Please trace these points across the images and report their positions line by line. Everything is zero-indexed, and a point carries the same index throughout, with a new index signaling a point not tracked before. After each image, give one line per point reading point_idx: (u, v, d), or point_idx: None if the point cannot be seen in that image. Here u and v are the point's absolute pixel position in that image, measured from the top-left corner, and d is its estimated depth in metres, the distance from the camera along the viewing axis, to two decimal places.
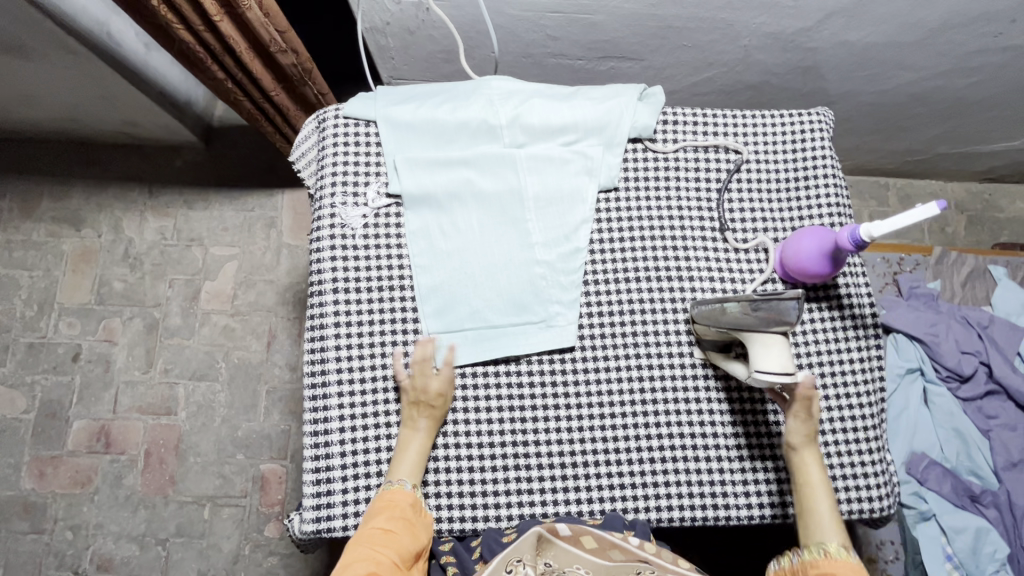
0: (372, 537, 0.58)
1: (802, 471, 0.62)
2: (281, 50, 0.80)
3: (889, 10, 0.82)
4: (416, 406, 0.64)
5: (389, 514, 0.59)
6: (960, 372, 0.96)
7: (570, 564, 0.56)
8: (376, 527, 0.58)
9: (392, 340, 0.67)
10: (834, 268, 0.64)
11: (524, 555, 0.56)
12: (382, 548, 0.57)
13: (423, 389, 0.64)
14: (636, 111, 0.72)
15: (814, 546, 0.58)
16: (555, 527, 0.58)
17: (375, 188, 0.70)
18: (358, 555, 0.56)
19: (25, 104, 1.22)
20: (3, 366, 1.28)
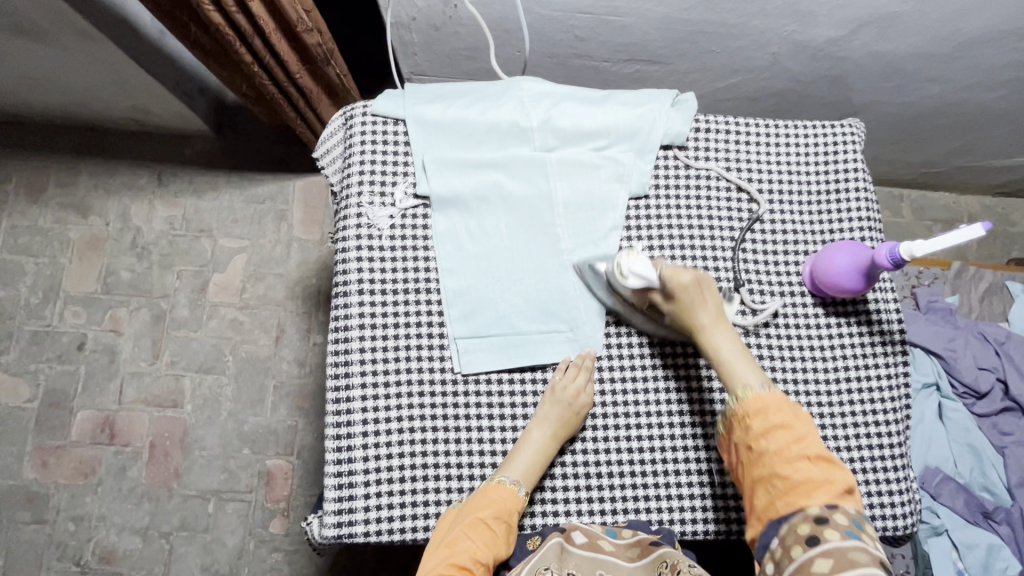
0: (473, 526, 0.58)
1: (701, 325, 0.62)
2: (308, 29, 0.79)
3: (923, 22, 0.81)
4: (567, 414, 0.63)
5: (501, 513, 0.59)
6: (976, 388, 0.96)
7: (593, 572, 0.58)
8: (485, 521, 0.58)
9: (416, 343, 0.66)
10: (868, 284, 0.64)
11: (550, 564, 0.58)
12: (480, 541, 0.57)
13: (568, 392, 0.64)
14: (669, 117, 0.72)
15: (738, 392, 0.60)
16: (572, 535, 0.60)
17: (402, 188, 0.69)
18: (458, 535, 0.57)
19: (36, 88, 1.20)
20: (7, 354, 1.26)
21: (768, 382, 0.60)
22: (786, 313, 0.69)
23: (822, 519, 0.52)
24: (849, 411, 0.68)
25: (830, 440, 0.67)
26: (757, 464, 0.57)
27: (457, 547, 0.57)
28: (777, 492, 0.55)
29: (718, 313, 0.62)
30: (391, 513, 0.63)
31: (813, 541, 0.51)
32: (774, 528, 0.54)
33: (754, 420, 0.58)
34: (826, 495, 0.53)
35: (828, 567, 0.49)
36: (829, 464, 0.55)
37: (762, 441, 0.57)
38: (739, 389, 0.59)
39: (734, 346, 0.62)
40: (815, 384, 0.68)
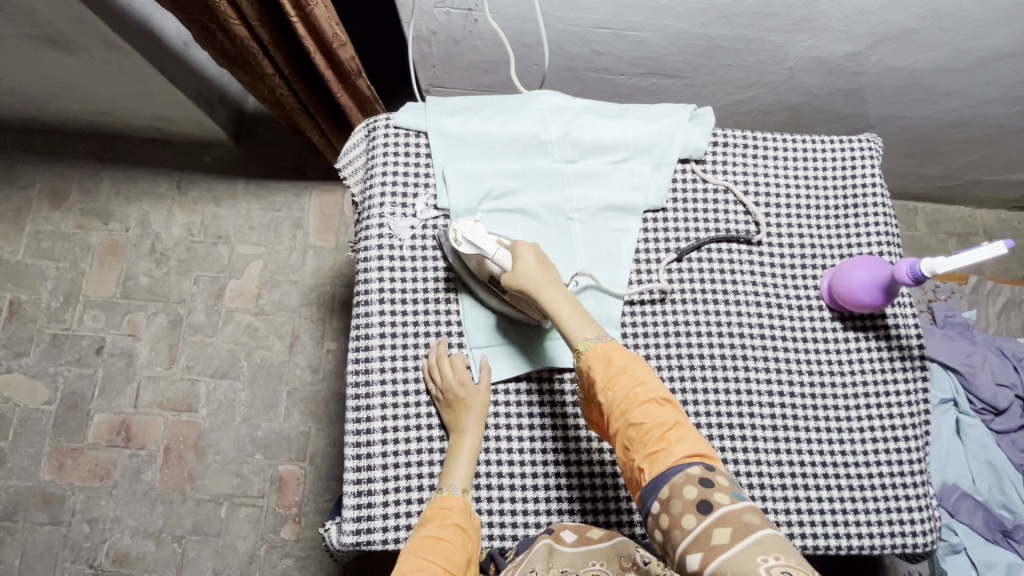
0: (422, 546, 0.57)
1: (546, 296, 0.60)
2: (343, 45, 0.80)
3: (941, 38, 0.81)
4: (451, 404, 0.64)
5: (442, 523, 0.58)
6: (995, 405, 0.95)
7: (584, 565, 0.57)
8: (427, 536, 0.57)
9: (426, 347, 0.68)
10: (888, 299, 0.64)
11: (537, 566, 0.57)
12: (433, 557, 0.56)
13: (451, 384, 0.64)
14: (687, 132, 0.72)
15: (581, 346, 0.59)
16: (562, 535, 0.60)
17: (423, 199, 0.70)
18: (410, 565, 0.55)
19: (61, 97, 1.23)
20: (28, 356, 1.28)
21: (606, 334, 0.60)
22: (803, 326, 0.70)
23: (706, 482, 0.50)
24: (867, 425, 0.68)
25: (848, 455, 0.67)
26: (612, 416, 0.56)
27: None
28: (639, 445, 0.54)
29: (553, 280, 0.61)
30: (408, 520, 0.64)
31: (705, 506, 0.48)
32: (652, 490, 0.52)
33: (597, 371, 0.57)
34: (685, 442, 0.53)
35: (728, 536, 0.45)
36: (672, 405, 0.55)
37: (622, 402, 0.55)
38: (578, 342, 0.59)
39: (567, 303, 0.60)
40: (832, 396, 0.68)
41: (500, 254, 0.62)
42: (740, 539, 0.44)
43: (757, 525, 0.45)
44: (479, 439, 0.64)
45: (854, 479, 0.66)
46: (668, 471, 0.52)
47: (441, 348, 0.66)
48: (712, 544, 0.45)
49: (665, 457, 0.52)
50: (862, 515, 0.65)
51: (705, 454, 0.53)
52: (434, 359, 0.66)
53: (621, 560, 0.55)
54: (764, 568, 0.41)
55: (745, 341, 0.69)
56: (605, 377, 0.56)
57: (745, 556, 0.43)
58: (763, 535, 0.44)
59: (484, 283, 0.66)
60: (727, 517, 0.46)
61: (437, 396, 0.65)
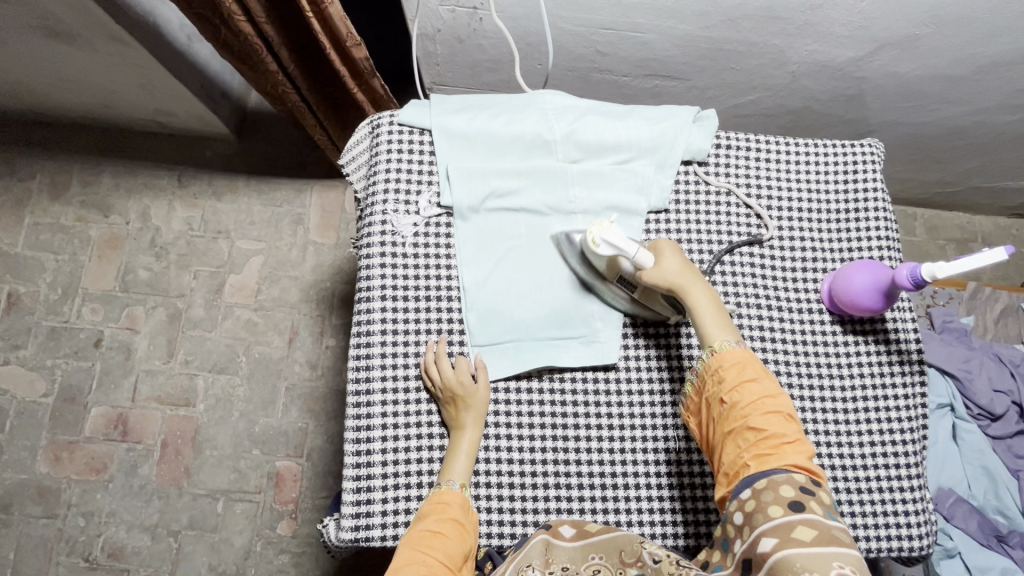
0: (419, 538, 0.57)
1: (693, 293, 0.61)
2: (356, 44, 0.80)
3: (943, 45, 0.81)
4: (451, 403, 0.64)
5: (439, 517, 0.59)
6: (992, 410, 0.96)
7: (585, 560, 0.58)
8: (425, 529, 0.58)
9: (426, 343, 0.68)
10: (888, 303, 0.65)
11: (533, 561, 0.58)
12: (429, 549, 0.56)
13: (455, 382, 0.64)
14: (691, 134, 0.73)
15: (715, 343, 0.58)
16: (560, 531, 0.60)
17: (427, 197, 0.70)
18: (408, 557, 0.55)
19: (63, 88, 1.22)
20: (25, 348, 1.28)
21: (744, 341, 0.59)
22: (803, 329, 0.70)
23: (808, 490, 0.50)
24: (865, 428, 0.68)
25: (846, 458, 0.67)
26: (730, 414, 0.55)
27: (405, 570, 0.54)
28: (749, 442, 0.54)
29: (697, 276, 0.62)
30: (407, 516, 0.64)
31: (796, 507, 0.49)
32: (748, 483, 0.52)
33: (728, 373, 0.56)
34: (800, 455, 0.53)
35: (810, 536, 0.46)
36: (797, 421, 0.55)
37: (747, 403, 0.55)
38: (714, 340, 0.58)
39: (709, 302, 0.60)
40: (831, 399, 0.68)
41: (640, 253, 0.62)
42: (820, 543, 0.45)
43: (848, 544, 0.46)
44: (478, 434, 0.64)
45: (852, 482, 0.66)
46: (772, 469, 0.52)
47: (440, 346, 0.66)
48: (793, 539, 0.47)
49: (772, 460, 0.52)
50: (859, 518, 0.66)
51: (815, 471, 0.53)
52: (432, 358, 0.66)
53: (622, 555, 0.57)
54: (836, 575, 0.43)
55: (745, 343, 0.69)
56: (734, 375, 0.56)
57: (823, 558, 0.44)
58: (844, 549, 0.45)
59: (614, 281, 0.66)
60: (820, 526, 0.47)
61: (435, 395, 0.65)
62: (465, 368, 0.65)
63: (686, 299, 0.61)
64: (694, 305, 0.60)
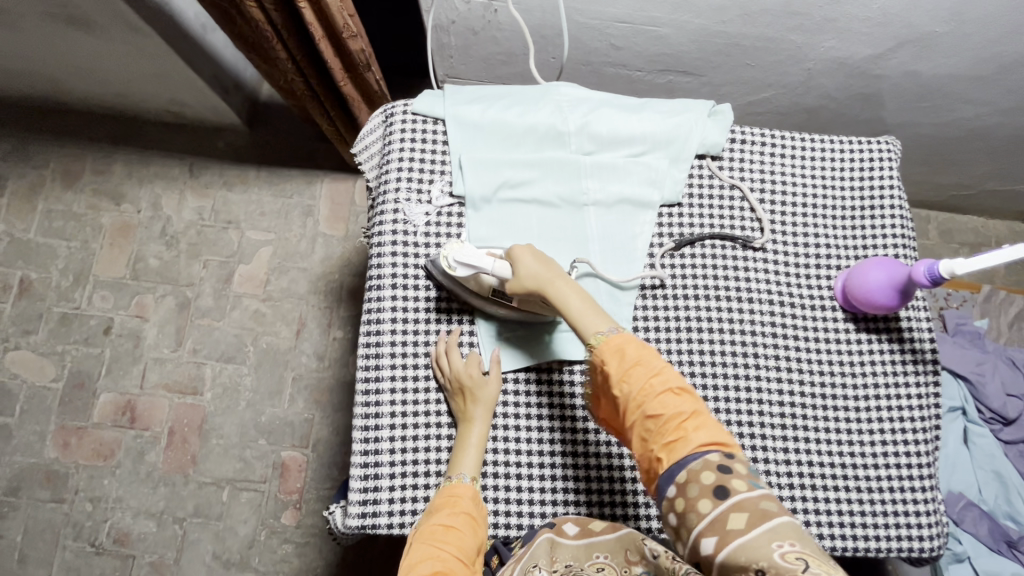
0: (433, 534, 0.56)
1: (557, 291, 0.60)
2: (353, 36, 0.80)
3: (964, 43, 0.80)
4: (460, 396, 0.64)
5: (452, 510, 0.58)
6: (1005, 414, 0.95)
7: (589, 557, 0.57)
8: (438, 524, 0.57)
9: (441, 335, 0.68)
10: (903, 300, 0.64)
11: (539, 561, 0.56)
12: (443, 545, 0.55)
13: (462, 375, 0.63)
14: (705, 128, 0.72)
15: (593, 339, 0.57)
16: (564, 528, 0.60)
17: (439, 186, 0.70)
18: (422, 554, 0.54)
19: (78, 76, 1.23)
20: (36, 334, 1.29)
21: (617, 326, 0.58)
22: (816, 326, 0.69)
23: (726, 468, 0.49)
24: (878, 427, 0.67)
25: (857, 456, 0.66)
26: (628, 409, 0.55)
27: (419, 568, 0.53)
28: (655, 435, 0.53)
29: (558, 273, 0.61)
30: (415, 505, 0.64)
31: (721, 492, 0.47)
32: (669, 477, 0.51)
33: (613, 365, 0.56)
34: (704, 431, 0.51)
35: (743, 522, 0.45)
36: (690, 394, 0.54)
37: (638, 392, 0.54)
38: (590, 337, 0.57)
39: (576, 296, 0.59)
40: (843, 397, 0.68)
41: (497, 265, 0.62)
42: (754, 526, 0.44)
43: (773, 515, 0.45)
44: (487, 428, 0.64)
45: (863, 480, 0.66)
46: (685, 458, 0.50)
47: (451, 337, 0.66)
48: (729, 529, 0.45)
49: (682, 446, 0.51)
50: (869, 518, 0.65)
51: (726, 441, 0.52)
52: (443, 350, 0.66)
53: (627, 554, 0.55)
54: (779, 554, 0.42)
55: (757, 339, 0.69)
56: (619, 362, 0.55)
57: (761, 542, 0.43)
58: (777, 522, 0.44)
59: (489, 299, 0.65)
60: (745, 505, 0.46)
61: (445, 387, 0.65)
62: (475, 360, 0.65)
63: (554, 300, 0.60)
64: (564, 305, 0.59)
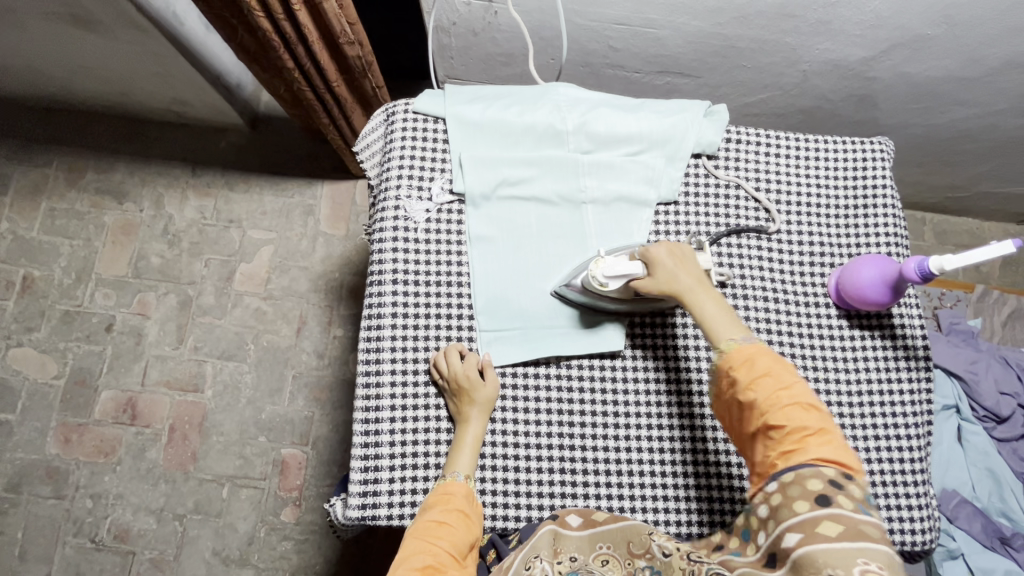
0: (426, 530, 0.57)
1: (692, 297, 0.61)
2: (349, 41, 0.82)
3: (954, 46, 0.82)
4: (458, 398, 0.64)
5: (444, 508, 0.59)
6: (998, 412, 0.96)
7: (592, 549, 0.59)
8: (431, 520, 0.58)
9: (446, 343, 0.68)
10: (895, 296, 0.65)
11: (541, 552, 0.57)
12: (436, 540, 0.57)
13: (460, 377, 0.64)
14: (701, 128, 0.73)
15: (724, 343, 0.57)
16: (567, 520, 0.61)
17: (439, 183, 0.71)
18: (413, 548, 0.56)
19: (82, 76, 1.24)
20: (38, 331, 1.30)
21: (752, 335, 0.58)
22: (809, 322, 0.70)
23: (837, 484, 0.49)
24: (871, 422, 0.68)
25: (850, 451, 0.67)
26: (749, 414, 0.54)
27: (410, 561, 0.55)
28: (773, 443, 0.53)
29: (697, 283, 0.61)
30: (414, 497, 0.65)
31: (823, 501, 0.48)
32: (777, 478, 0.52)
33: (741, 372, 0.55)
34: (826, 448, 0.51)
35: (836, 531, 0.46)
36: (819, 411, 0.53)
37: (764, 399, 0.53)
38: (723, 341, 0.57)
39: (713, 303, 0.60)
40: (837, 392, 0.69)
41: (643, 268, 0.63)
42: (844, 539, 0.45)
43: (876, 540, 0.45)
44: (484, 427, 0.65)
45: None
46: (799, 465, 0.51)
47: (455, 347, 0.67)
48: (817, 537, 0.46)
49: (799, 455, 0.51)
50: None
51: (846, 462, 0.51)
52: (444, 353, 0.67)
53: (631, 546, 0.58)
54: (860, 571, 0.43)
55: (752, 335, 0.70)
56: (747, 369, 0.55)
57: (847, 555, 0.44)
58: (873, 547, 0.45)
59: (625, 300, 0.66)
60: (846, 521, 0.46)
61: (443, 388, 0.66)
62: (473, 360, 0.66)
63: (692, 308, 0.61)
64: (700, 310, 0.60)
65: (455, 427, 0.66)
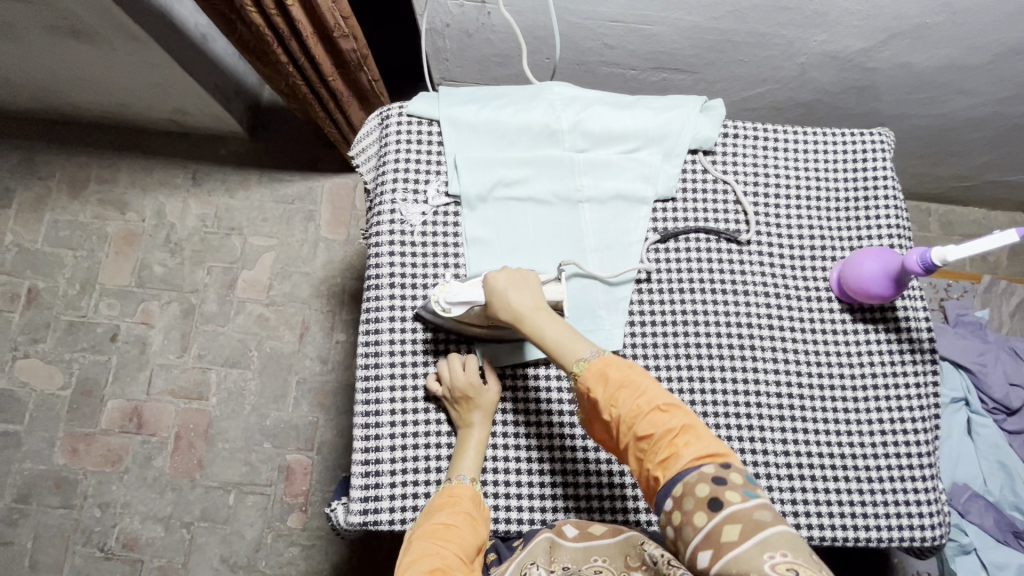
0: (434, 531, 0.56)
1: (530, 323, 0.60)
2: (343, 35, 0.82)
3: (954, 34, 0.81)
4: (460, 404, 0.64)
5: (452, 509, 0.58)
6: (1008, 404, 0.95)
7: (587, 561, 0.57)
8: (439, 521, 0.57)
9: (445, 347, 0.68)
10: (897, 290, 0.64)
11: (537, 559, 0.58)
12: (445, 542, 0.55)
13: (459, 382, 0.64)
14: (697, 123, 0.73)
15: (574, 365, 0.58)
16: (564, 530, 0.61)
17: (435, 185, 0.71)
18: (424, 550, 0.55)
19: (82, 88, 1.25)
20: (44, 342, 1.31)
21: (598, 348, 0.59)
22: (812, 318, 0.70)
23: (719, 479, 0.49)
24: (877, 418, 0.67)
25: (858, 447, 0.66)
26: (620, 431, 0.55)
27: (417, 565, 0.53)
28: (648, 456, 0.53)
29: (532, 304, 0.61)
30: (416, 502, 0.64)
31: (715, 503, 0.47)
32: (666, 492, 0.51)
33: (599, 390, 0.56)
34: (694, 445, 0.52)
35: (737, 533, 0.45)
36: (677, 409, 0.54)
37: (627, 413, 0.54)
38: (572, 364, 0.58)
39: (553, 323, 0.60)
40: (842, 388, 0.68)
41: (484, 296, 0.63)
42: (748, 537, 0.44)
43: (770, 525, 0.44)
44: (487, 431, 0.65)
45: (862, 470, 0.66)
46: (679, 473, 0.51)
47: (451, 359, 0.65)
48: (722, 542, 0.45)
49: (675, 462, 0.51)
50: (870, 509, 0.65)
51: (721, 453, 0.52)
52: (443, 362, 0.66)
53: (627, 559, 0.56)
54: (771, 565, 0.41)
55: (753, 331, 0.69)
56: (606, 384, 0.56)
57: (753, 552, 0.43)
58: (770, 534, 0.44)
59: (480, 327, 0.66)
60: (739, 516, 0.46)
61: (442, 396, 0.65)
62: (473, 364, 0.65)
63: (532, 334, 0.61)
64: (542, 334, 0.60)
65: (457, 433, 0.65)
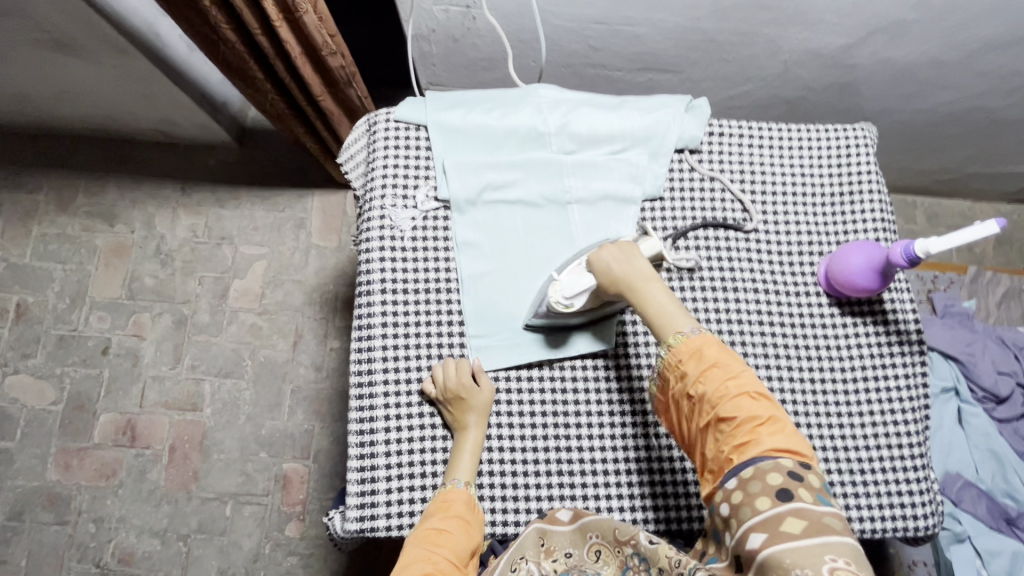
0: (425, 536, 0.57)
1: (639, 294, 0.59)
2: (332, 53, 0.80)
3: (932, 29, 0.82)
4: (455, 406, 0.64)
5: (445, 514, 0.59)
6: (997, 393, 0.96)
7: (585, 540, 0.58)
8: (430, 528, 0.58)
9: (438, 351, 0.68)
10: (884, 282, 0.65)
11: (527, 552, 0.57)
12: (436, 547, 0.56)
13: (453, 384, 0.64)
14: (683, 123, 0.73)
15: (672, 337, 0.56)
16: (557, 516, 0.60)
17: (424, 191, 0.71)
18: (416, 556, 0.56)
19: (67, 101, 1.25)
20: (34, 357, 1.29)
21: (698, 324, 0.57)
22: (801, 312, 0.70)
23: (796, 475, 0.49)
24: (866, 409, 0.68)
25: (849, 439, 0.67)
26: (700, 408, 0.54)
27: (410, 569, 0.55)
28: (725, 436, 0.52)
29: (640, 274, 0.60)
30: (413, 507, 0.64)
31: (785, 495, 0.47)
32: (734, 473, 0.51)
33: (689, 365, 0.55)
34: (779, 437, 0.51)
35: (799, 528, 0.45)
36: (767, 400, 0.53)
37: (715, 392, 0.53)
38: (670, 335, 0.56)
39: (661, 295, 0.59)
40: (832, 380, 0.68)
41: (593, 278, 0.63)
42: (811, 535, 0.44)
43: (840, 532, 0.45)
44: (482, 433, 0.65)
45: (855, 462, 0.66)
46: (753, 459, 0.50)
47: (447, 364, 0.66)
48: (782, 533, 0.45)
49: (753, 448, 0.51)
50: (863, 499, 0.65)
51: (799, 451, 0.51)
52: (438, 367, 0.66)
53: (616, 533, 0.57)
54: (829, 568, 0.42)
55: (743, 327, 0.70)
56: (695, 363, 0.54)
57: (813, 551, 0.43)
58: (835, 539, 0.44)
59: (588, 310, 0.66)
60: (809, 514, 0.46)
61: (437, 400, 0.65)
62: (466, 368, 0.66)
63: (637, 305, 0.59)
64: (648, 306, 0.59)
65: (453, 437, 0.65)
